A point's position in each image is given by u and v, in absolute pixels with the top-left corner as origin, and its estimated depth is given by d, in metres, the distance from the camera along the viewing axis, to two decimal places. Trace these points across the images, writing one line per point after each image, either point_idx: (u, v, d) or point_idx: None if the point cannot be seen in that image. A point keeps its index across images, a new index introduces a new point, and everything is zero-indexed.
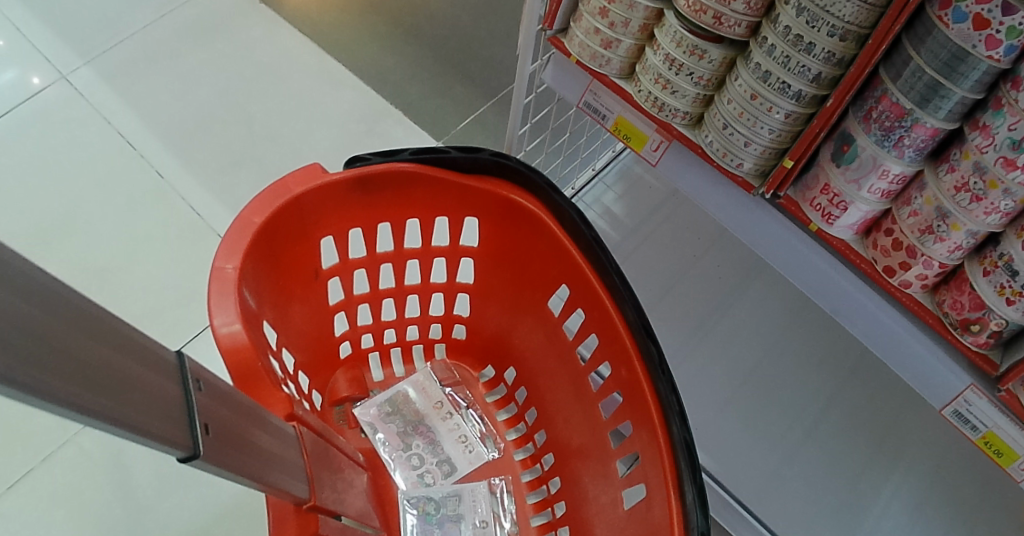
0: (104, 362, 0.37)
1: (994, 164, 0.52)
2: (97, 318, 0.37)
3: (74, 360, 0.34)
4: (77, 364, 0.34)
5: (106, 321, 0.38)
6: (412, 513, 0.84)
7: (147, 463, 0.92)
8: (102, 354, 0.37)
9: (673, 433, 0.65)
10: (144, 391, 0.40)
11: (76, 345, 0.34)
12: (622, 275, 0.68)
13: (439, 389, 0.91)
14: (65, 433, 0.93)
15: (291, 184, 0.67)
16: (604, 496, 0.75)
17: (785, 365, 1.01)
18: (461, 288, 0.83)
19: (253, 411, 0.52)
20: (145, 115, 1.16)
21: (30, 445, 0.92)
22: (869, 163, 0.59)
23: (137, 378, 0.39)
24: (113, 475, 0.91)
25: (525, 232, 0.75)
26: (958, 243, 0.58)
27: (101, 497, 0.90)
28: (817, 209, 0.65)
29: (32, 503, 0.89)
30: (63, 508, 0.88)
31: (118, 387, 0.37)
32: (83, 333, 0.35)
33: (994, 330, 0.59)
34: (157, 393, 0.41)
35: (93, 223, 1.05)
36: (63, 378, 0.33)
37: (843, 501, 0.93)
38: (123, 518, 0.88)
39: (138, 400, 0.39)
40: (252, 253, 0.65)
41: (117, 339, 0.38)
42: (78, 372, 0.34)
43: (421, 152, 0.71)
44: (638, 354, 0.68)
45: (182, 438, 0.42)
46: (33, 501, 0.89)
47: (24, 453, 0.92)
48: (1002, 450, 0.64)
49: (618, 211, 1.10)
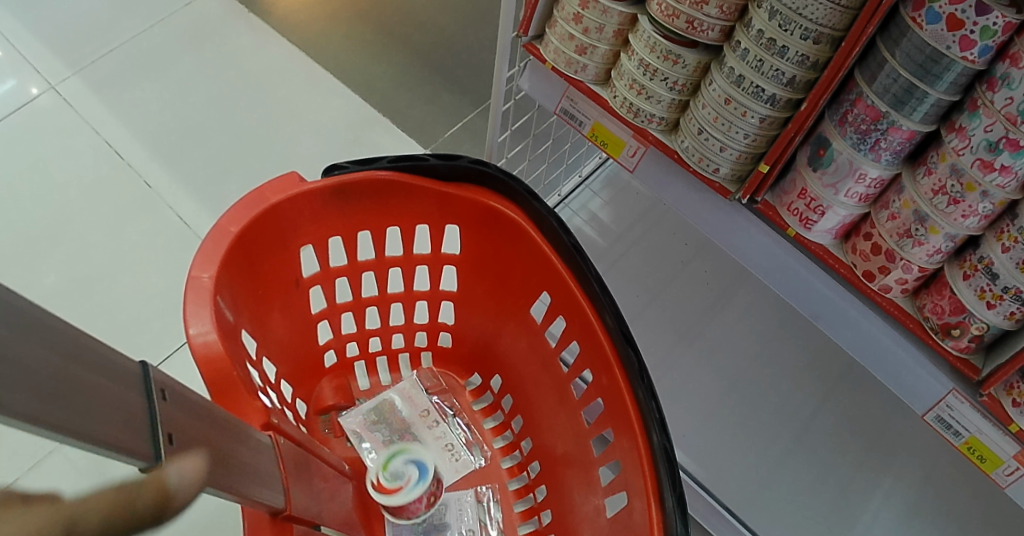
0: (58, 373, 0.36)
1: (971, 166, 0.52)
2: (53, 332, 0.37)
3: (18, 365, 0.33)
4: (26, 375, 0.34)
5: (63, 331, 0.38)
6: (397, 521, 0.83)
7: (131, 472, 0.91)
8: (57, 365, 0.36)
9: (653, 441, 0.64)
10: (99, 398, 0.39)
11: (18, 351, 0.34)
12: (602, 281, 0.68)
13: (426, 398, 0.90)
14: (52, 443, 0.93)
15: (268, 193, 0.67)
16: (588, 504, 0.74)
17: (773, 371, 1.01)
18: (444, 296, 0.83)
19: (230, 424, 0.53)
20: (133, 125, 1.17)
21: (17, 455, 0.92)
22: (846, 166, 0.59)
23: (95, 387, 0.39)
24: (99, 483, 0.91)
25: (506, 239, 0.74)
26: (937, 247, 0.58)
27: None
28: (795, 213, 0.65)
29: None
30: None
31: (74, 400, 0.37)
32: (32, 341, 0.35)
33: (976, 334, 0.59)
34: (114, 400, 0.40)
35: (82, 232, 1.06)
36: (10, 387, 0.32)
37: (832, 508, 0.92)
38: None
39: (94, 411, 0.38)
40: (228, 262, 0.64)
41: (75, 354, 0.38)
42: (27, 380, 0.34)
43: (399, 160, 0.71)
44: (619, 361, 0.68)
45: (143, 448, 0.42)
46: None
47: (11, 464, 0.92)
48: (986, 456, 0.63)
49: (604, 217, 1.10)
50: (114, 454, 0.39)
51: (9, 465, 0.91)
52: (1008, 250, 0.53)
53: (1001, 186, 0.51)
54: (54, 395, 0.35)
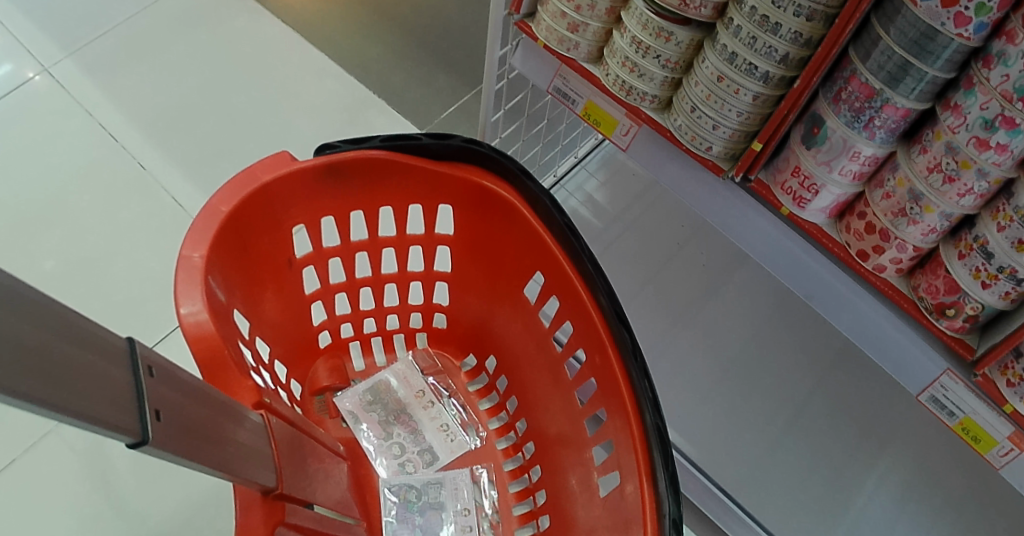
0: (42, 347, 0.36)
1: (967, 144, 0.51)
2: (36, 304, 0.36)
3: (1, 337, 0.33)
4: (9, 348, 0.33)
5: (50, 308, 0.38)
6: (394, 500, 0.84)
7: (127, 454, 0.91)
8: (43, 341, 0.36)
9: (646, 420, 0.65)
10: (88, 375, 0.39)
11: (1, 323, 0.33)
12: (595, 261, 0.68)
13: (422, 379, 0.91)
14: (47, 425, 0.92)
15: (259, 172, 0.67)
16: (582, 484, 0.74)
17: (768, 352, 1.01)
18: (438, 277, 0.83)
19: (225, 405, 0.54)
20: (127, 107, 1.16)
21: (12, 436, 0.91)
22: (840, 145, 0.58)
23: (84, 364, 0.39)
24: (95, 466, 0.90)
25: (499, 219, 0.74)
26: (932, 226, 0.57)
27: (81, 488, 0.88)
28: (788, 192, 0.64)
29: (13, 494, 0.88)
30: (48, 499, 0.87)
31: (58, 375, 0.36)
32: (15, 314, 0.34)
33: (970, 314, 0.58)
34: (102, 377, 0.40)
35: (77, 215, 1.06)
36: None
37: (829, 492, 0.93)
38: (104, 508, 0.87)
39: (79, 386, 0.38)
40: (219, 243, 0.64)
41: (59, 328, 0.38)
42: (13, 357, 0.34)
43: (391, 139, 0.70)
44: (612, 341, 0.67)
45: (129, 424, 0.42)
46: (13, 494, 0.88)
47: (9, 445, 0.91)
48: (980, 436, 0.63)
49: (600, 198, 1.10)
50: (102, 430, 0.40)
51: (7, 446, 0.90)
52: (1004, 229, 0.53)
53: (997, 164, 0.51)
54: (41, 371, 0.35)
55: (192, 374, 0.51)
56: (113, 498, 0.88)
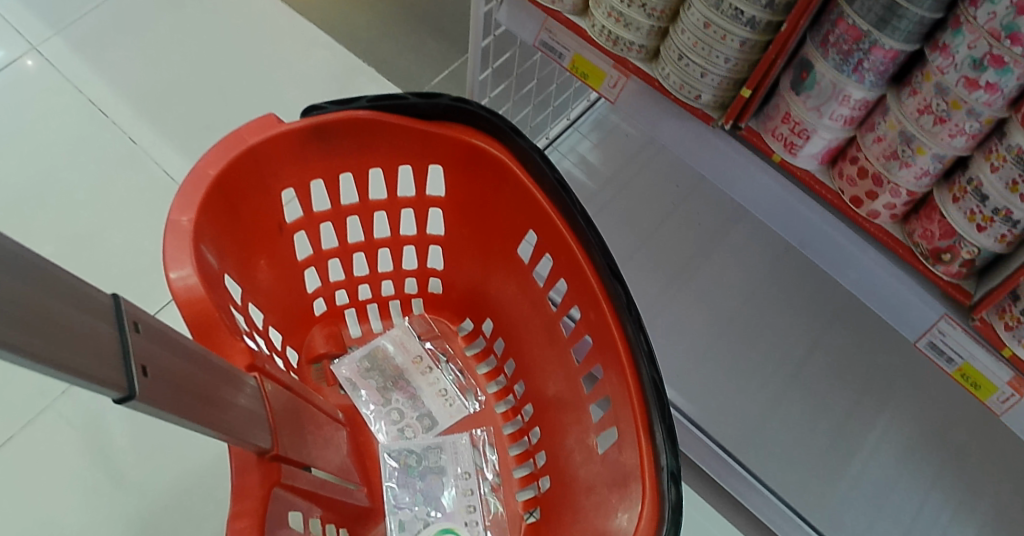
0: (20, 298, 0.34)
1: (957, 85, 0.50)
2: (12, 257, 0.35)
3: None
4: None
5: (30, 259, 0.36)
6: (394, 465, 0.84)
7: (126, 427, 0.90)
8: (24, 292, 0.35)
9: (642, 373, 0.64)
10: (72, 329, 0.38)
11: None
12: (587, 217, 0.67)
13: (418, 344, 0.91)
14: (45, 399, 0.91)
15: (246, 135, 0.67)
16: (580, 442, 0.75)
17: (765, 310, 1.01)
18: (431, 240, 0.83)
19: (223, 370, 0.54)
20: (116, 82, 1.16)
21: (10, 411, 0.90)
22: (829, 89, 0.58)
23: (67, 318, 0.37)
24: (93, 440, 0.89)
25: (490, 179, 0.74)
26: (924, 169, 0.56)
27: (81, 461, 0.88)
28: (779, 138, 0.63)
29: (13, 467, 0.87)
30: (48, 474, 0.87)
31: (38, 328, 0.35)
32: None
33: (966, 259, 0.57)
34: (86, 332, 0.39)
35: (71, 192, 1.06)
36: None
37: (832, 445, 0.94)
38: (104, 482, 0.86)
39: (62, 340, 0.37)
40: (207, 206, 0.64)
41: (38, 281, 0.36)
42: None
43: (378, 98, 0.69)
44: (606, 296, 0.67)
45: (115, 378, 0.40)
46: (13, 470, 0.87)
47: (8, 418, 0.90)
48: (979, 383, 0.63)
49: (593, 160, 1.09)
50: (88, 385, 0.38)
51: (7, 420, 0.89)
52: (998, 170, 0.52)
53: (988, 104, 0.50)
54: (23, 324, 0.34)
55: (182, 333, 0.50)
56: (111, 472, 0.87)
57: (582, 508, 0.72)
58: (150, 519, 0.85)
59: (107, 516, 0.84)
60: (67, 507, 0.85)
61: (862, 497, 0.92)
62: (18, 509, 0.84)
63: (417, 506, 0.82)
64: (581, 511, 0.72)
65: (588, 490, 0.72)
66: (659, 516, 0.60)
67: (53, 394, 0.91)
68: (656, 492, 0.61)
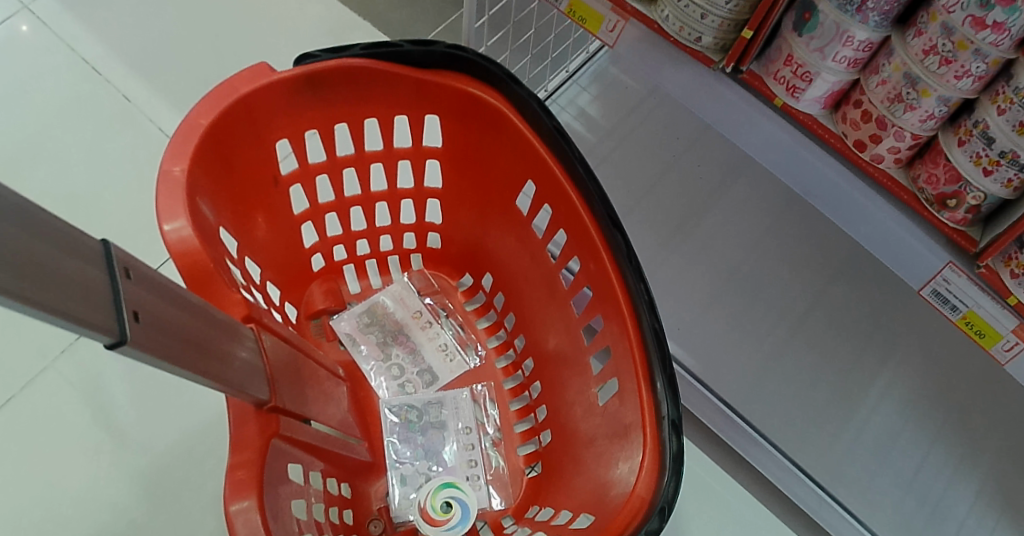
0: (1, 235, 0.32)
1: (964, 24, 0.49)
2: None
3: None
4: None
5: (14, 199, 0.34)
6: (394, 420, 0.85)
7: (125, 386, 0.90)
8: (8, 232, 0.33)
9: (642, 322, 0.64)
10: (60, 273, 0.36)
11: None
12: (586, 165, 0.66)
13: (417, 300, 0.91)
14: (44, 360, 0.91)
15: (238, 84, 0.65)
16: (581, 394, 0.75)
17: (767, 264, 1.00)
18: (429, 194, 0.82)
19: (225, 323, 0.54)
20: (109, 40, 1.15)
21: (10, 371, 0.91)
22: (833, 30, 0.56)
23: (53, 261, 0.35)
24: (92, 399, 0.90)
25: (487, 129, 0.72)
26: (930, 111, 0.56)
27: (81, 419, 0.88)
28: (782, 82, 0.61)
29: (15, 426, 0.88)
30: (49, 433, 0.88)
31: (23, 265, 0.33)
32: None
33: (972, 205, 0.56)
34: (75, 277, 0.37)
35: (66, 153, 1.07)
36: None
37: (835, 400, 0.94)
38: (105, 441, 0.87)
39: (50, 282, 0.35)
40: (200, 156, 0.63)
41: (20, 219, 0.34)
42: None
43: (373, 46, 0.68)
44: (606, 246, 0.66)
45: (107, 323, 0.39)
46: (14, 430, 0.88)
47: (7, 380, 0.90)
48: (984, 331, 0.60)
49: (593, 113, 1.07)
50: (80, 330, 0.37)
51: (8, 382, 0.90)
52: (1004, 113, 0.51)
53: (995, 45, 0.48)
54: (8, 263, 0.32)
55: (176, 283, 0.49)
56: (112, 430, 0.88)
57: (583, 459, 0.72)
58: (152, 474, 0.86)
59: (109, 474, 0.85)
60: (69, 466, 0.86)
61: (864, 450, 0.92)
62: (20, 468, 0.86)
63: (418, 460, 0.83)
64: (582, 462, 0.73)
65: (589, 442, 0.72)
66: (660, 464, 0.60)
67: (52, 353, 0.92)
68: (657, 441, 0.61)
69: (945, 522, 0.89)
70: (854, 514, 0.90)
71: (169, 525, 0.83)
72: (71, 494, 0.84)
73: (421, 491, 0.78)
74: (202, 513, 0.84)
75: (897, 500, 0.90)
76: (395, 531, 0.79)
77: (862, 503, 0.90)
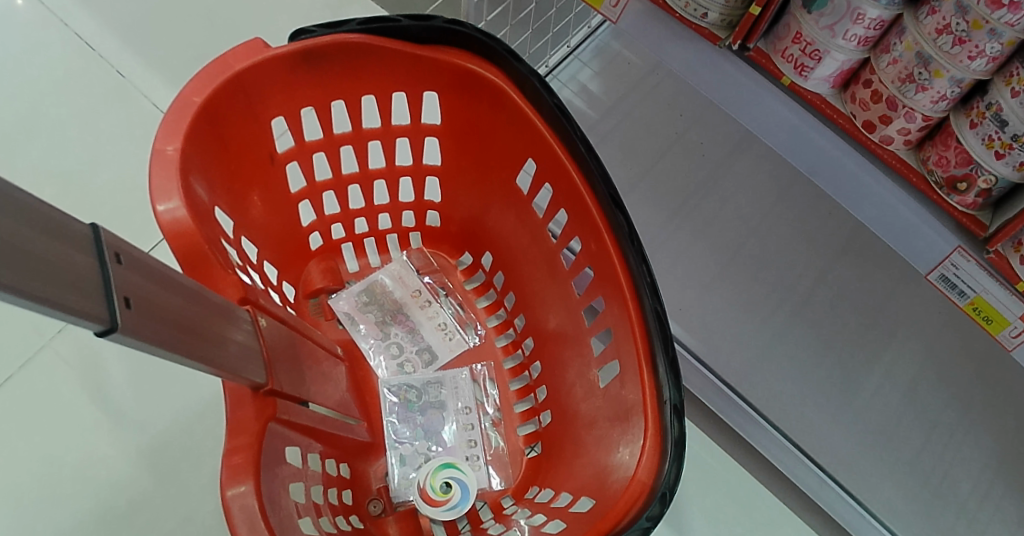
0: None
1: (979, 3, 0.47)
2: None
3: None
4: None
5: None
6: (394, 400, 0.85)
7: (122, 366, 0.90)
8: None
9: (644, 305, 0.63)
10: (46, 261, 0.35)
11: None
12: (588, 143, 0.65)
13: (417, 279, 0.90)
14: (42, 339, 0.91)
15: (231, 61, 0.63)
16: (581, 376, 0.74)
17: (771, 243, 0.99)
18: (428, 171, 0.81)
19: (221, 306, 0.53)
20: (101, 14, 1.13)
21: (8, 350, 0.90)
22: (843, 7, 0.55)
23: (39, 249, 0.34)
24: (90, 378, 0.89)
25: (487, 106, 0.71)
26: (942, 92, 0.54)
27: (80, 399, 0.88)
28: (790, 60, 0.60)
29: (14, 405, 0.88)
30: (47, 413, 0.87)
31: (7, 254, 0.32)
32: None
33: (983, 189, 0.54)
34: (63, 264, 0.36)
35: (60, 129, 1.05)
36: None
37: (836, 382, 0.94)
38: (103, 421, 0.87)
39: (36, 270, 0.34)
40: (194, 134, 0.61)
41: (3, 203, 0.33)
42: None
43: (369, 21, 0.66)
44: (608, 226, 0.65)
45: (95, 310, 0.38)
46: (12, 409, 0.88)
47: (4, 360, 0.90)
48: (991, 317, 0.58)
49: (594, 89, 1.05)
50: (70, 318, 0.36)
51: (5, 361, 0.90)
52: (1017, 96, 0.49)
53: (1010, 25, 0.46)
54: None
55: (170, 267, 0.48)
56: (110, 409, 0.88)
57: (584, 441, 0.72)
58: (151, 454, 0.86)
59: (108, 454, 0.85)
60: (67, 446, 0.86)
61: (865, 432, 0.92)
62: (19, 447, 0.86)
63: (418, 440, 0.83)
64: (582, 444, 0.72)
65: (590, 424, 0.72)
66: (661, 449, 0.59)
67: (48, 332, 0.91)
68: (659, 426, 0.60)
69: (946, 504, 0.89)
70: (855, 496, 0.89)
71: (168, 504, 0.83)
72: (70, 474, 0.85)
73: (420, 471, 0.78)
74: (201, 493, 0.84)
75: (897, 482, 0.90)
76: (394, 511, 0.79)
77: (862, 485, 0.90)
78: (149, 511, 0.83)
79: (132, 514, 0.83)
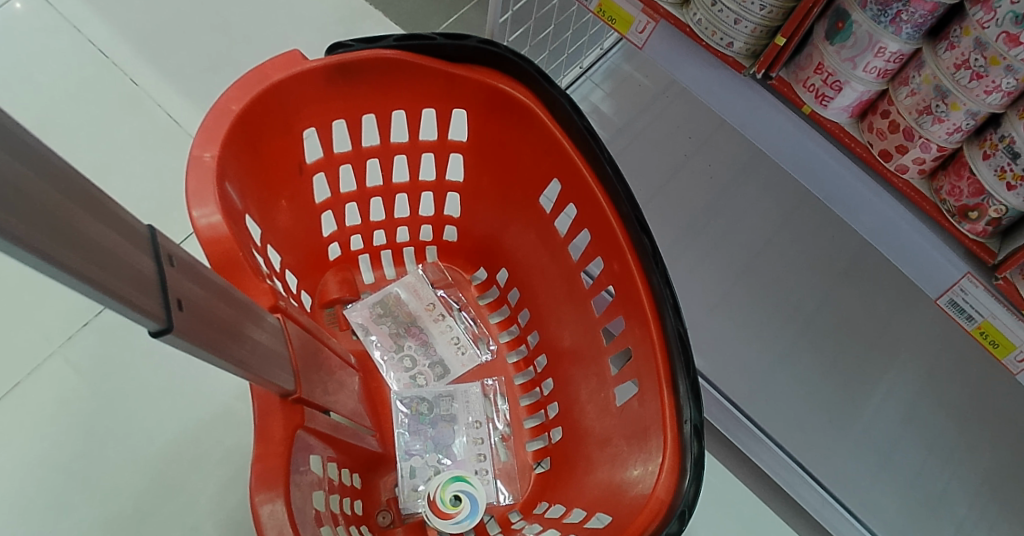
0: (69, 214, 0.30)
1: (997, 39, 0.50)
2: (58, 168, 0.30)
3: (4, 183, 0.26)
4: (21, 199, 0.27)
5: (81, 183, 0.32)
6: (405, 412, 0.85)
7: (130, 373, 0.89)
8: (72, 213, 0.31)
9: (666, 325, 0.64)
10: (117, 258, 0.34)
11: (5, 169, 0.27)
12: (615, 166, 0.67)
13: (431, 291, 0.91)
14: (49, 346, 0.90)
15: (269, 71, 0.65)
16: (596, 394, 0.75)
17: (775, 265, 1.03)
18: (450, 187, 0.82)
19: (252, 309, 0.52)
20: (115, 23, 1.14)
21: (14, 357, 0.90)
22: (865, 40, 0.58)
23: (111, 246, 0.33)
24: (97, 386, 0.88)
25: (515, 124, 0.72)
26: (957, 124, 0.57)
27: (85, 407, 0.87)
28: (811, 89, 0.62)
29: (17, 412, 0.87)
30: (53, 421, 0.86)
31: (86, 245, 0.31)
32: (26, 165, 0.28)
33: (994, 218, 0.57)
34: (130, 263, 0.35)
35: (73, 137, 1.06)
36: (23, 223, 0.27)
37: (837, 401, 0.97)
38: (110, 429, 0.86)
39: (110, 264, 0.33)
40: (231, 141, 0.62)
41: (86, 198, 0.32)
42: (38, 218, 0.28)
43: (405, 38, 0.68)
44: (632, 247, 0.67)
45: (153, 309, 0.37)
46: (15, 416, 0.86)
47: (8, 366, 0.89)
48: (998, 340, 0.60)
49: (606, 109, 1.09)
50: (129, 314, 0.35)
51: (10, 368, 0.89)
52: None
53: None
54: (71, 243, 0.30)
55: (213, 271, 0.47)
56: (115, 416, 0.87)
57: (598, 458, 0.73)
58: (158, 463, 0.85)
59: (116, 462, 0.84)
60: (74, 454, 0.85)
61: (865, 452, 0.95)
62: (19, 454, 0.84)
63: (428, 452, 0.83)
64: (595, 461, 0.73)
65: (603, 441, 0.73)
66: (680, 467, 0.60)
67: (56, 340, 0.91)
68: (678, 444, 0.61)
69: (945, 523, 0.92)
70: (856, 515, 0.91)
71: (175, 515, 0.82)
72: (76, 484, 0.83)
73: (431, 484, 0.77)
74: (206, 503, 0.83)
75: (897, 502, 0.92)
76: (403, 523, 0.78)
77: (864, 504, 0.92)
78: (156, 521, 0.82)
79: (139, 525, 0.82)
